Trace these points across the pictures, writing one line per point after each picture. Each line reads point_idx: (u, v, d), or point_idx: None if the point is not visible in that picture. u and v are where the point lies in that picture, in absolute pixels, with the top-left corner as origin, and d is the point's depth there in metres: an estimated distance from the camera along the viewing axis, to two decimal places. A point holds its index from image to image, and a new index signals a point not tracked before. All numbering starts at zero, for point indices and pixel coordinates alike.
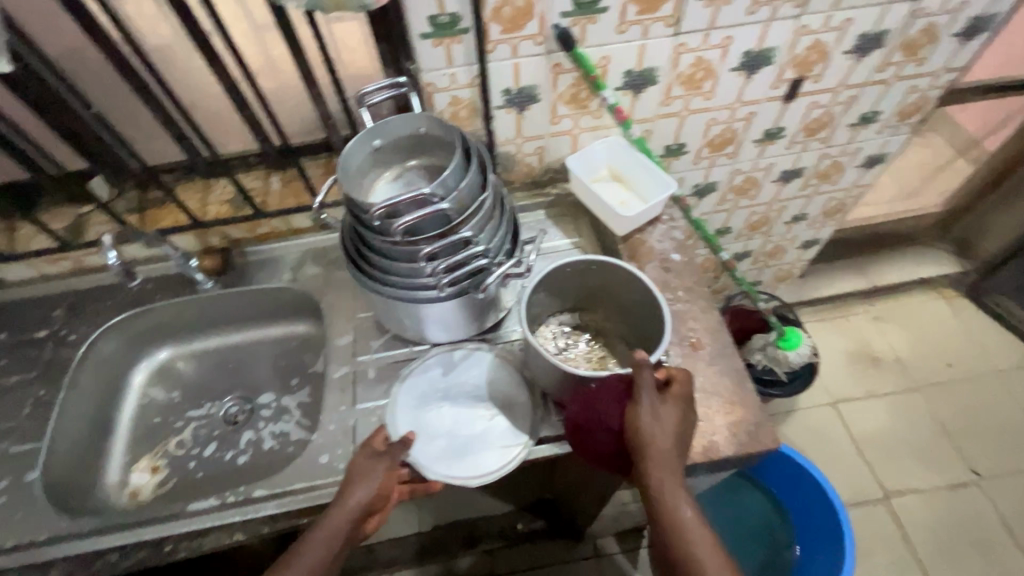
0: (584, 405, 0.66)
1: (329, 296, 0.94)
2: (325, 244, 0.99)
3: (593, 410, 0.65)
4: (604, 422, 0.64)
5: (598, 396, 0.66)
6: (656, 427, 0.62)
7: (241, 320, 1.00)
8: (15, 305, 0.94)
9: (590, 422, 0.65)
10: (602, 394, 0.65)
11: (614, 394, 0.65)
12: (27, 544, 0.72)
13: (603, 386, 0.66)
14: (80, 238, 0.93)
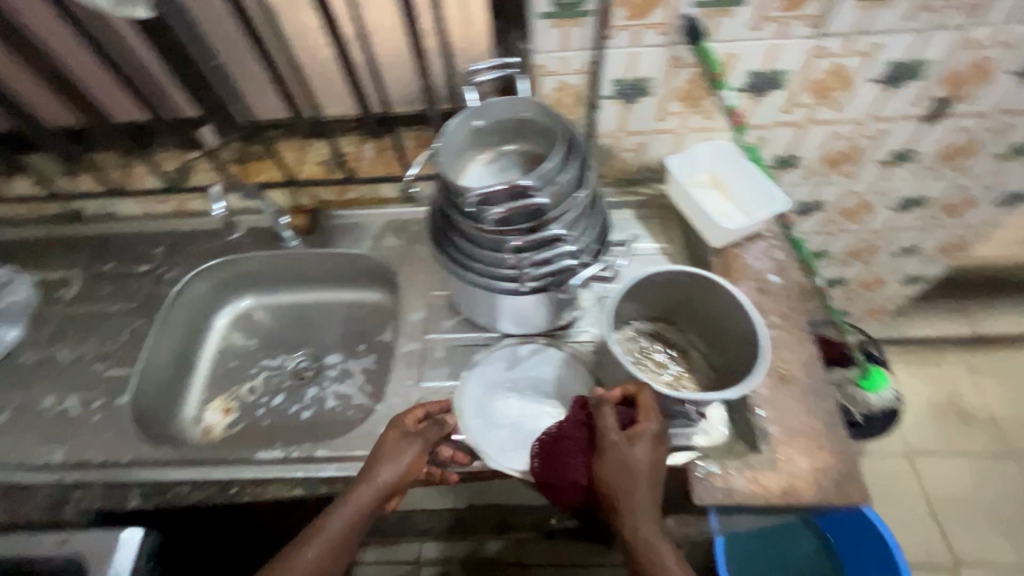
0: (546, 456, 0.67)
1: (406, 269, 0.94)
2: (408, 217, 0.99)
3: (557, 464, 0.66)
4: (569, 472, 0.65)
5: (561, 442, 0.67)
6: (622, 472, 0.61)
7: (320, 281, 1.03)
8: (122, 238, 1.00)
9: (556, 472, 0.66)
10: (562, 443, 0.66)
11: (578, 438, 0.66)
12: (112, 462, 0.77)
13: (566, 431, 0.67)
14: (188, 182, 0.98)
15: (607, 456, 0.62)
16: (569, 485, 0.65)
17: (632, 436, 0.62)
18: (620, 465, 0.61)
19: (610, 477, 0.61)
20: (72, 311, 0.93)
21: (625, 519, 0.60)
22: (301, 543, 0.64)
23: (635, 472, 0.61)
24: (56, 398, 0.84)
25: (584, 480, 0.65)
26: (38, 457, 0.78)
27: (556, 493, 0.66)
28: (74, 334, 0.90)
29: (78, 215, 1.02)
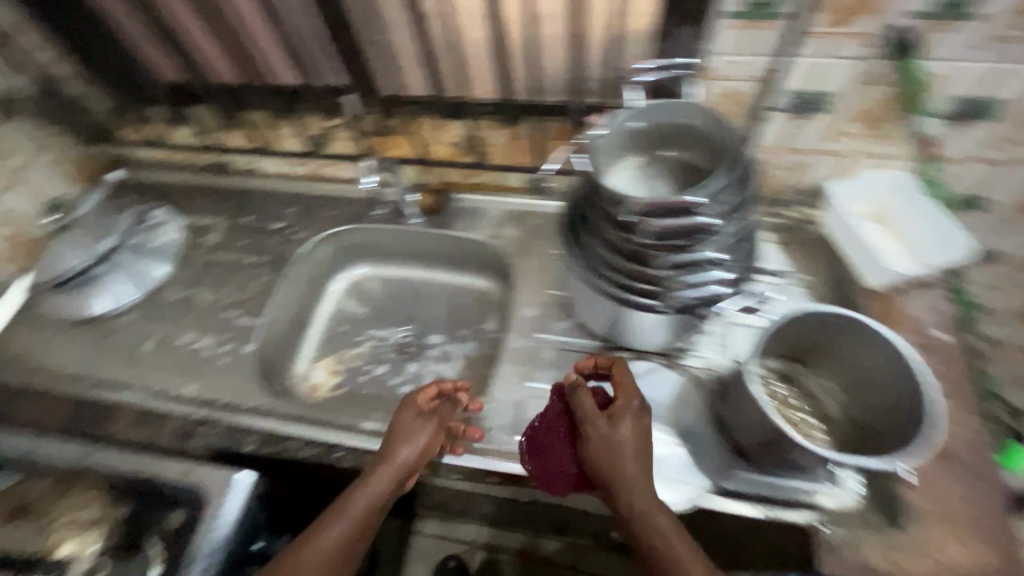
0: (536, 446, 0.68)
1: (522, 262, 0.93)
2: (530, 210, 0.97)
3: (545, 457, 0.67)
4: (560, 460, 0.65)
5: (548, 431, 0.67)
6: (601, 453, 0.60)
7: (433, 260, 1.04)
8: (261, 195, 1.07)
9: (549, 462, 0.66)
10: (546, 433, 0.67)
11: (562, 427, 0.66)
12: (234, 406, 0.82)
13: (550, 421, 0.68)
14: (325, 149, 1.02)
15: (588, 440, 0.62)
16: (563, 470, 0.65)
17: (607, 416, 0.62)
18: (603, 445, 0.60)
19: (595, 459, 0.60)
20: (211, 257, 1.00)
21: (622, 502, 0.58)
22: (329, 521, 0.61)
23: (616, 451, 0.60)
24: (193, 336, 0.90)
25: (576, 465, 0.65)
26: (173, 388, 0.85)
27: (552, 485, 0.66)
28: (212, 278, 0.97)
29: (225, 167, 1.09)
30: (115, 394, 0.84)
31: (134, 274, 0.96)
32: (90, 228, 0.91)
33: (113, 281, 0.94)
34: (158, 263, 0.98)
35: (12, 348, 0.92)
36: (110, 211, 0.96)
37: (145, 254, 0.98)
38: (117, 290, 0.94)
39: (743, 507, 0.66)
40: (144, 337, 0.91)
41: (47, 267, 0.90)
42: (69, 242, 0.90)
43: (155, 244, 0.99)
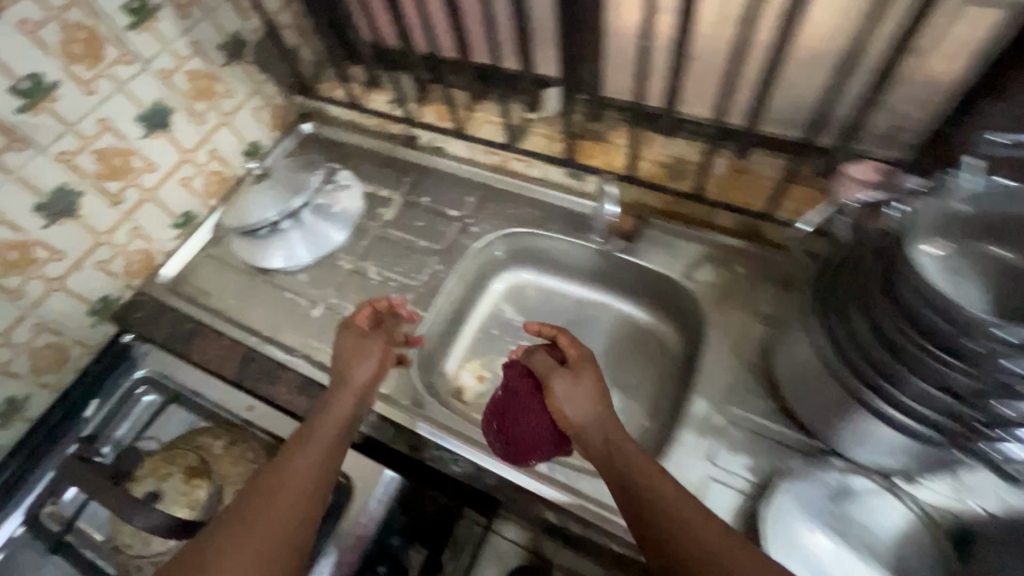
0: (505, 413, 0.71)
1: (719, 314, 0.81)
2: (735, 254, 0.84)
3: (512, 421, 0.70)
4: (532, 416, 0.69)
5: (512, 395, 0.72)
6: (568, 404, 0.65)
7: (607, 283, 0.95)
8: (440, 176, 1.03)
9: (525, 425, 0.69)
10: (513, 398, 0.71)
11: (525, 387, 0.71)
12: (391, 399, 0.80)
13: (512, 385, 0.73)
14: (519, 144, 0.95)
15: (557, 394, 0.66)
16: (540, 427, 0.69)
17: (561, 369, 0.68)
18: (568, 394, 0.66)
19: (567, 408, 0.65)
20: (385, 233, 0.98)
21: (592, 439, 0.62)
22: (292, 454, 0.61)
23: (581, 399, 0.65)
24: (358, 312, 0.89)
25: (546, 420, 0.69)
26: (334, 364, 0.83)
27: (527, 448, 0.70)
28: (383, 255, 0.95)
29: (410, 140, 1.07)
30: (281, 356, 0.84)
31: (311, 236, 0.96)
32: (279, 184, 0.93)
33: (291, 239, 0.95)
34: (334, 230, 0.97)
35: (195, 283, 0.97)
36: (302, 168, 0.97)
37: (324, 217, 0.97)
38: (294, 249, 0.95)
39: None
40: (312, 302, 0.91)
41: (240, 213, 0.91)
42: (262, 193, 0.92)
43: (334, 209, 0.98)
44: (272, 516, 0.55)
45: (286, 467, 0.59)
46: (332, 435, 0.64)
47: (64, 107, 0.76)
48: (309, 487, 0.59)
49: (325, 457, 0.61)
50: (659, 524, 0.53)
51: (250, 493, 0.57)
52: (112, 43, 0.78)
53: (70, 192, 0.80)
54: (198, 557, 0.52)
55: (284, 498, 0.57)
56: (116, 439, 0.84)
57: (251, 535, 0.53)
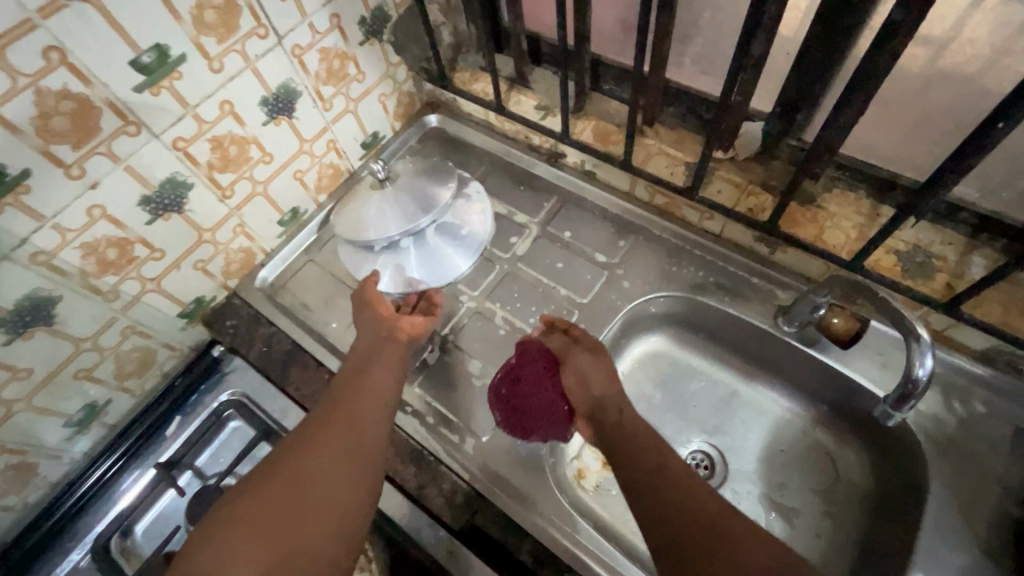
0: (517, 382, 0.73)
1: (950, 466, 0.62)
2: (976, 386, 0.65)
3: (529, 390, 0.72)
4: (546, 390, 0.71)
5: (527, 369, 0.73)
6: (585, 383, 0.65)
7: (779, 374, 0.77)
8: (587, 208, 0.86)
9: (538, 399, 0.71)
10: (528, 370, 0.73)
11: (540, 362, 0.73)
12: (515, 489, 0.67)
13: (526, 361, 0.74)
14: (701, 189, 0.76)
15: (569, 372, 0.67)
16: (553, 401, 0.71)
17: (580, 347, 0.68)
18: (584, 371, 0.66)
19: (580, 385, 0.66)
20: (516, 269, 0.83)
21: (606, 414, 0.63)
22: (350, 382, 0.64)
23: (595, 376, 0.65)
24: (481, 367, 0.76)
25: (560, 395, 0.71)
26: (451, 430, 0.71)
27: (540, 420, 0.71)
28: (513, 298, 0.81)
29: (555, 156, 0.89)
30: None
31: (434, 258, 0.81)
32: (404, 195, 0.79)
33: (408, 257, 0.81)
34: (460, 256, 0.82)
35: (296, 293, 0.85)
36: (428, 176, 0.81)
37: (451, 239, 0.82)
38: (410, 269, 0.81)
39: None
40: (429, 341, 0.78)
41: (358, 221, 0.78)
42: (385, 201, 0.78)
43: (465, 225, 0.83)
44: (363, 400, 0.62)
45: (355, 384, 0.63)
46: (398, 360, 0.67)
47: (185, 85, 0.63)
48: (379, 403, 0.62)
49: (391, 378, 0.65)
50: (663, 495, 0.53)
51: (325, 404, 0.62)
52: (248, 11, 0.64)
53: (180, 184, 0.68)
54: (306, 431, 0.58)
55: (359, 408, 0.61)
56: (198, 467, 0.74)
57: (332, 438, 0.57)
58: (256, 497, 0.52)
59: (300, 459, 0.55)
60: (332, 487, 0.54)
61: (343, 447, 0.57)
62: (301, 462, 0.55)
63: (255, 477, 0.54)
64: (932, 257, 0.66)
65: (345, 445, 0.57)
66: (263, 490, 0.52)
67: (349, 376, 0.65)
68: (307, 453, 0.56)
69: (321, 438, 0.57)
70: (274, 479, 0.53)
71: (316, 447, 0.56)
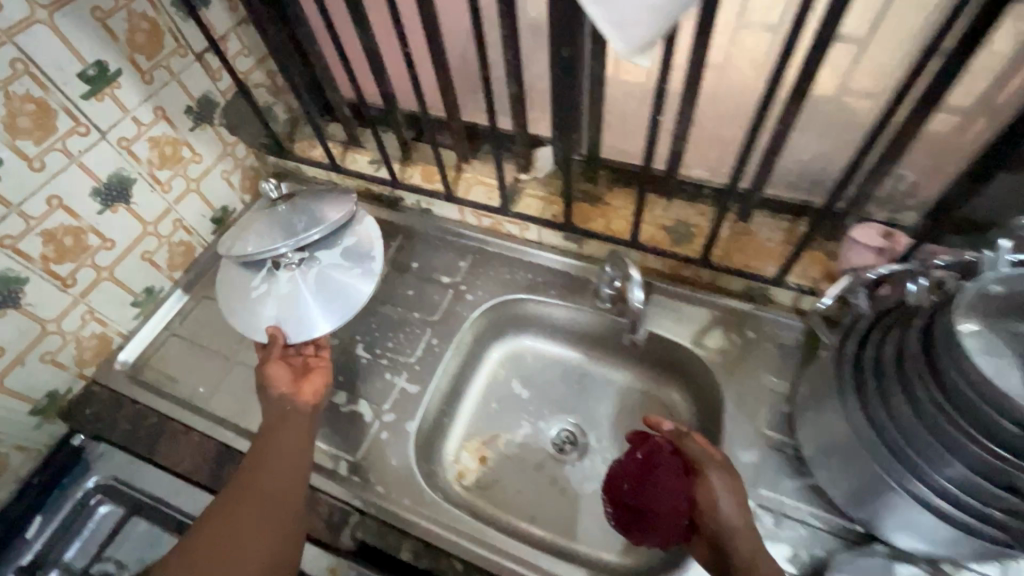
0: (638, 481, 0.70)
1: (734, 387, 0.77)
2: (746, 320, 0.82)
3: (650, 489, 0.69)
4: (668, 495, 0.66)
5: (652, 468, 0.70)
6: (719, 504, 0.62)
7: (611, 348, 0.90)
8: (430, 239, 0.97)
9: (658, 505, 0.67)
10: (656, 470, 0.69)
11: (671, 469, 0.68)
12: (390, 497, 0.72)
13: (653, 459, 0.70)
14: (513, 207, 0.90)
15: (709, 488, 0.64)
16: (673, 511, 0.66)
17: (718, 464, 0.65)
18: (719, 493, 0.63)
19: (712, 507, 0.63)
20: (373, 305, 0.91)
21: (739, 548, 0.59)
22: (259, 445, 0.67)
23: (729, 500, 0.63)
24: (347, 396, 0.81)
25: (683, 512, 0.66)
26: (325, 459, 0.76)
27: (648, 524, 0.68)
28: (372, 329, 0.88)
29: (395, 202, 1.01)
30: None
31: (307, 310, 0.71)
32: (296, 214, 0.69)
33: (298, 297, 0.71)
34: (349, 302, 0.72)
35: (159, 369, 0.87)
36: (321, 198, 0.72)
37: (341, 274, 0.73)
38: (290, 320, 0.71)
39: None
40: None
41: (241, 242, 0.67)
42: (274, 219, 0.68)
43: (363, 251, 0.74)
44: (278, 457, 0.65)
45: (268, 443, 0.67)
46: (303, 421, 0.70)
47: (6, 187, 0.67)
48: (290, 453, 0.66)
49: (304, 430, 0.69)
50: None
51: (244, 463, 0.66)
52: (64, 113, 0.70)
53: (12, 280, 0.70)
54: (228, 494, 0.64)
55: (272, 464, 0.65)
56: (65, 563, 0.73)
57: (252, 497, 0.63)
58: (197, 550, 0.60)
59: (230, 514, 0.62)
60: (260, 538, 0.60)
61: (261, 508, 0.62)
62: (232, 518, 0.61)
63: (197, 525, 0.62)
64: (691, 226, 0.83)
65: (260, 502, 0.62)
66: (199, 548, 0.60)
67: (258, 438, 0.68)
68: (232, 513, 0.62)
69: (241, 502, 0.62)
70: (207, 536, 0.60)
71: (240, 506, 0.62)
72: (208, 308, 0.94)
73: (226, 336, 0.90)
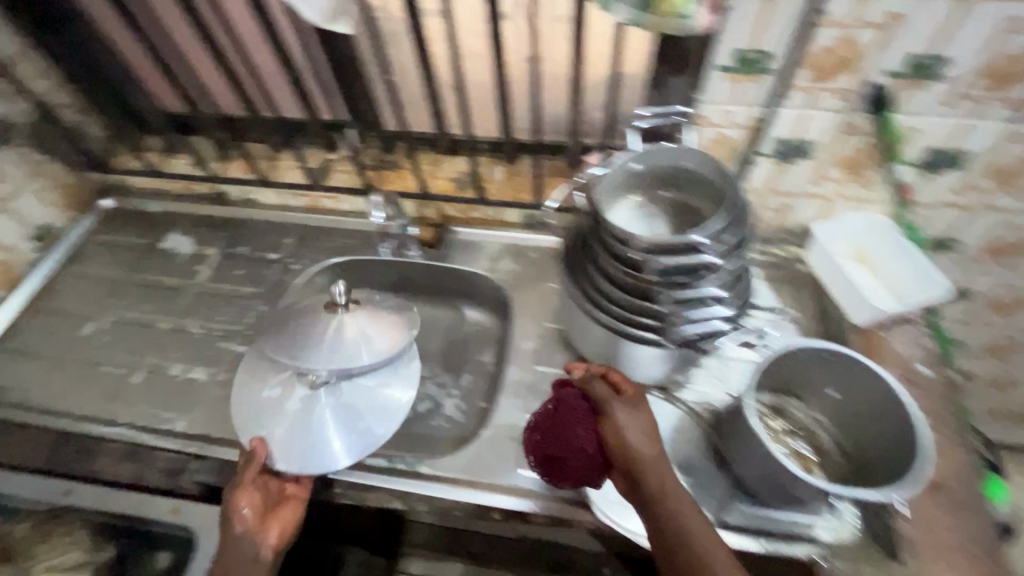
0: (550, 432, 0.66)
1: (520, 296, 0.94)
2: (529, 244, 0.99)
3: (564, 438, 0.65)
4: (580, 442, 0.64)
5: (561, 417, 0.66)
6: (627, 439, 0.62)
7: (431, 292, 1.03)
8: (257, 225, 1.06)
9: (570, 452, 0.65)
10: (566, 417, 0.65)
11: (580, 413, 0.65)
12: (228, 440, 0.80)
13: (561, 406, 0.66)
14: (324, 182, 1.02)
15: (615, 425, 0.63)
16: (588, 455, 0.64)
17: (621, 399, 0.65)
18: (624, 427, 0.63)
19: (621, 442, 0.62)
20: (205, 287, 0.99)
21: (650, 480, 0.60)
22: None
23: (635, 431, 0.63)
24: (182, 367, 0.88)
25: (595, 451, 0.64)
26: (162, 423, 0.82)
27: (567, 473, 0.66)
28: (205, 309, 0.96)
29: (219, 197, 1.09)
30: (100, 428, 0.81)
31: (328, 444, 0.73)
32: (346, 332, 0.69)
33: (318, 422, 0.74)
34: (357, 439, 0.75)
35: None
36: (375, 313, 0.72)
37: (369, 407, 0.77)
38: (304, 454, 0.72)
39: (747, 543, 0.67)
40: (130, 369, 0.89)
41: (289, 354, 0.67)
42: (320, 334, 0.68)
43: (389, 379, 0.80)
44: None
45: None
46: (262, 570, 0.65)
47: None
48: None
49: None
50: (674, 538, 0.58)
51: None
52: None
53: None
54: None
55: None
56: None
57: None
58: None
59: None
60: None
61: None
62: None
63: None
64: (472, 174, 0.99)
65: None
66: None
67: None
68: None
69: None
70: None
71: None
72: (37, 320, 0.97)
73: (58, 341, 0.94)
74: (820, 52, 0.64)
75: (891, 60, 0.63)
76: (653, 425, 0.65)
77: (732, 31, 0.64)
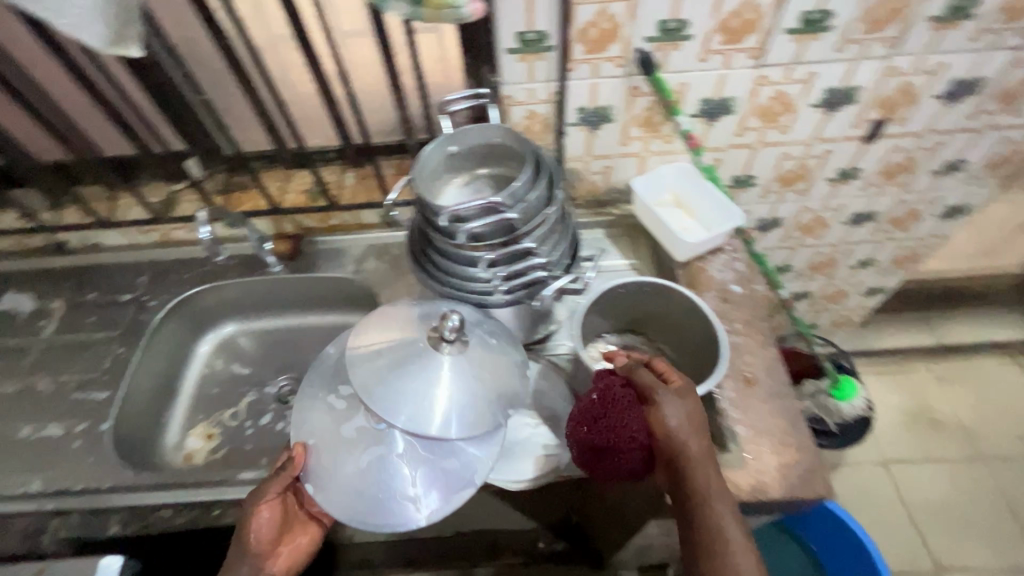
0: (597, 421, 0.63)
1: (387, 291, 0.97)
2: (391, 241, 1.02)
3: (610, 426, 0.63)
4: (627, 432, 0.62)
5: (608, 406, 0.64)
6: (669, 429, 0.61)
7: (304, 305, 1.04)
8: (106, 269, 1.02)
9: (614, 444, 0.63)
10: (613, 408, 0.63)
11: (629, 403, 0.64)
12: (93, 489, 0.77)
13: (609, 394, 0.64)
14: (170, 214, 1.00)
15: (661, 417, 0.62)
16: (630, 448, 0.62)
17: (667, 390, 0.64)
18: (668, 420, 0.62)
19: (665, 437, 0.61)
20: (53, 342, 0.93)
21: (691, 477, 0.60)
22: None
23: (681, 426, 0.62)
24: (33, 427, 0.84)
25: (639, 442, 0.63)
26: (15, 487, 0.77)
27: (607, 463, 0.64)
28: (55, 364, 0.91)
29: (59, 247, 1.03)
30: None
31: (378, 496, 0.61)
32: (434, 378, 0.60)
33: (372, 463, 0.62)
34: (411, 499, 0.61)
35: None
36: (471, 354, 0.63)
37: (446, 472, 0.62)
38: (340, 486, 0.62)
39: None
40: None
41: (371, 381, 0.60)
42: (405, 365, 0.61)
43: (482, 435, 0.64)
44: None
45: None
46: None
47: None
48: None
49: None
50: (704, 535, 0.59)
51: None
52: None
53: None
54: None
55: None
56: None
57: None
58: None
59: None
60: None
61: None
62: None
63: None
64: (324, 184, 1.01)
65: None
66: None
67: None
68: None
69: None
70: None
71: None
72: None
73: None
74: (586, 26, 0.73)
75: (646, 28, 0.74)
76: (702, 419, 0.63)
77: (506, 18, 0.72)
